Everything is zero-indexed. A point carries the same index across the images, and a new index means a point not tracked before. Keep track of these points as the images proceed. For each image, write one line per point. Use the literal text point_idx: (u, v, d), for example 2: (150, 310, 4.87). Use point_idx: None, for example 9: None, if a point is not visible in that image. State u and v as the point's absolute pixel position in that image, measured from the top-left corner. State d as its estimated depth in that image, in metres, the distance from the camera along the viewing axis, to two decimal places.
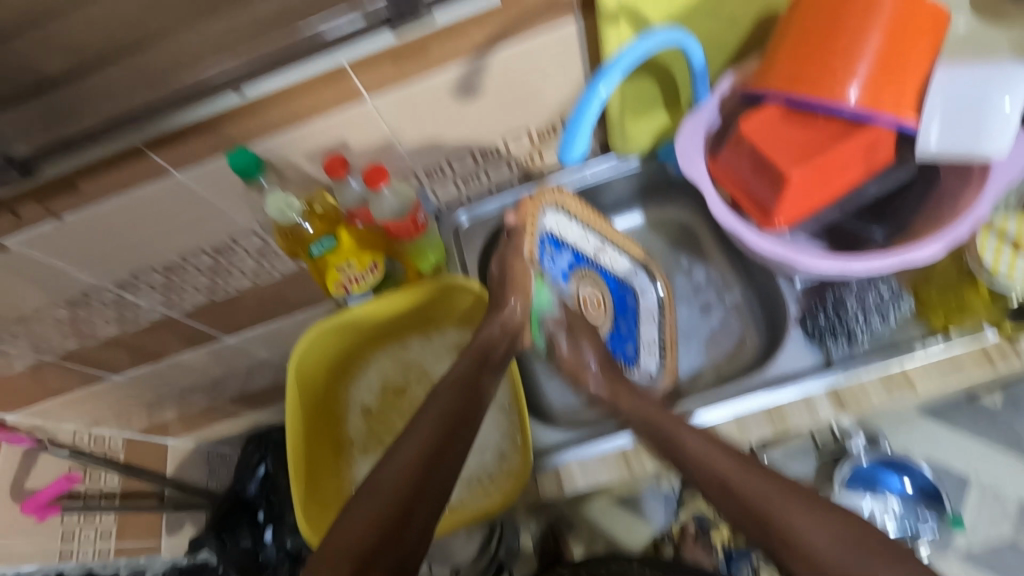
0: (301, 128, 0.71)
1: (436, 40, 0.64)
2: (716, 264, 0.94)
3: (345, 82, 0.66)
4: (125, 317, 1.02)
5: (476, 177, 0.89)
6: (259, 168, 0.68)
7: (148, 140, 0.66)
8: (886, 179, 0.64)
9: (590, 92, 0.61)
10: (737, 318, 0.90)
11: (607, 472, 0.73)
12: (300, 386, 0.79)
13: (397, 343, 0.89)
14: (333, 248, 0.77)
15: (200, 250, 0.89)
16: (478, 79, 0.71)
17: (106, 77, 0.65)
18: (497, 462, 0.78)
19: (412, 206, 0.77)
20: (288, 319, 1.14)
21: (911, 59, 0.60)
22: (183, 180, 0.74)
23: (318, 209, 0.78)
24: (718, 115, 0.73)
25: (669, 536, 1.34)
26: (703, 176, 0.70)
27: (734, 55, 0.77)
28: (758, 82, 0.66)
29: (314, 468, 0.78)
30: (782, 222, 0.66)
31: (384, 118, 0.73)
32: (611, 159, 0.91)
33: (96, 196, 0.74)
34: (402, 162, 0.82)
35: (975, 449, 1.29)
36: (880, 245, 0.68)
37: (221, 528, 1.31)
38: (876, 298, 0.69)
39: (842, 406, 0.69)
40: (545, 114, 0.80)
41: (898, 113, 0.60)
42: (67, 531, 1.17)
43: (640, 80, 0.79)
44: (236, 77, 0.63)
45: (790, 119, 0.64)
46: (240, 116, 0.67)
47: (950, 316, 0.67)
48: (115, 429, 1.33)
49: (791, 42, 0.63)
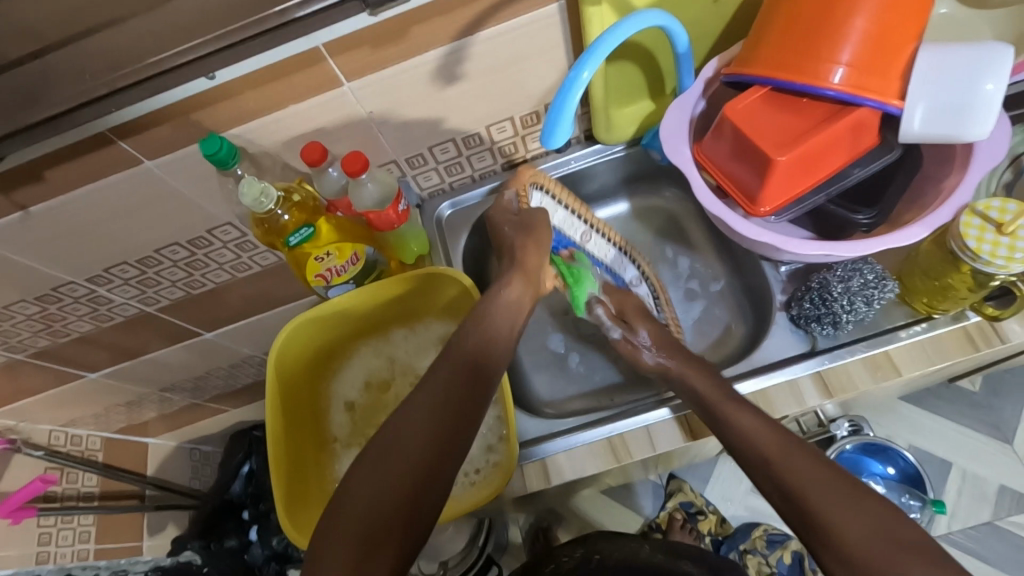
0: (278, 113, 0.69)
1: (416, 22, 0.63)
2: (700, 252, 0.94)
3: (323, 66, 0.64)
4: (99, 313, 0.98)
5: (460, 166, 0.88)
6: (234, 156, 0.66)
7: (116, 126, 0.64)
8: (871, 162, 0.63)
9: (573, 75, 0.59)
10: (723, 307, 0.90)
11: (595, 462, 0.73)
12: (280, 383, 0.77)
13: (380, 337, 0.87)
14: (311, 237, 0.74)
15: (176, 241, 0.86)
16: (460, 64, 0.70)
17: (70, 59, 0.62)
18: (484, 455, 0.76)
19: (394, 195, 0.75)
20: (269, 313, 1.12)
21: (895, 41, 0.59)
22: (155, 169, 0.72)
23: (295, 198, 0.74)
24: (703, 101, 0.72)
25: (657, 525, 1.34)
26: (688, 162, 0.69)
27: (717, 40, 0.77)
28: (743, 66, 0.65)
29: (298, 467, 0.77)
30: (768, 207, 0.66)
31: (363, 104, 0.71)
32: (595, 147, 0.90)
33: (65, 184, 0.71)
34: (384, 150, 0.80)
35: (955, 433, 1.31)
36: (866, 231, 0.68)
37: (204, 529, 1.30)
38: (859, 283, 0.67)
39: (828, 392, 0.69)
40: (528, 100, 0.79)
41: (883, 96, 0.60)
42: (44, 533, 1.14)
43: (623, 66, 0.78)
44: (208, 59, 0.60)
45: (775, 102, 0.63)
46: (213, 101, 0.65)
47: (933, 299, 0.67)
48: (92, 428, 1.31)
49: (774, 25, 0.63)
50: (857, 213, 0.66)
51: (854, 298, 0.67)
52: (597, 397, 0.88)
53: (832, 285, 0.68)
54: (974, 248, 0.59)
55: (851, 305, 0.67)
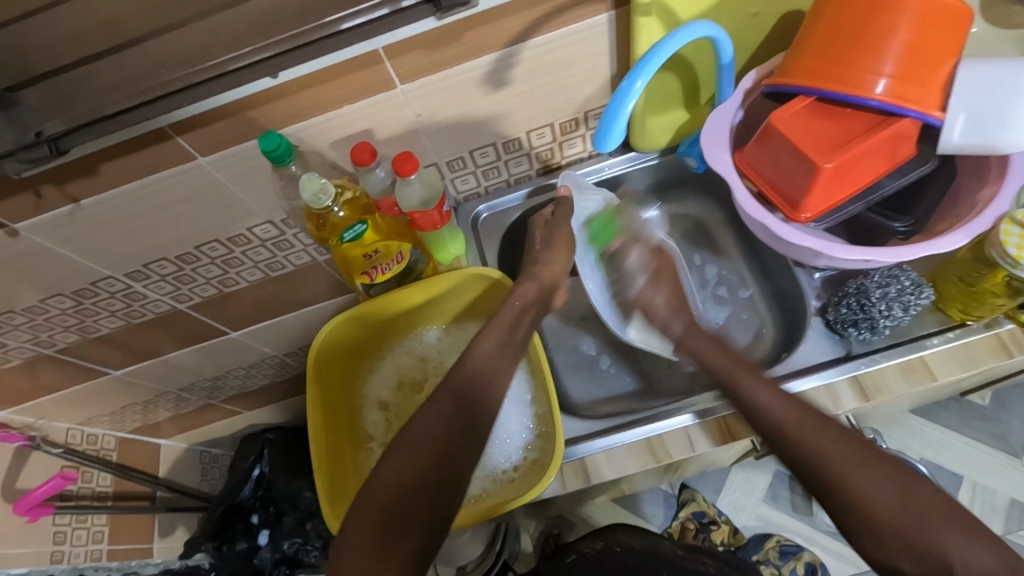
0: (331, 113, 0.71)
1: (473, 27, 0.65)
2: (728, 261, 0.96)
3: (379, 68, 0.66)
4: (132, 309, 0.99)
5: (497, 170, 0.90)
6: (290, 154, 0.67)
7: (178, 122, 0.66)
8: (907, 173, 0.66)
9: (627, 84, 0.62)
10: (754, 311, 0.91)
11: (634, 461, 0.74)
12: (318, 379, 0.77)
13: (414, 336, 0.88)
14: (363, 234, 0.76)
15: (215, 239, 0.88)
16: (509, 69, 0.72)
17: (135, 56, 0.64)
18: (521, 451, 0.76)
19: (438, 197, 0.77)
20: (295, 313, 1.13)
21: (936, 55, 0.62)
22: (206, 165, 0.73)
23: (347, 195, 0.76)
24: (741, 111, 0.75)
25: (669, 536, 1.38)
26: (729, 168, 0.72)
27: (754, 54, 0.79)
28: (785, 76, 0.67)
29: (336, 463, 0.76)
30: (809, 213, 0.68)
31: (412, 106, 0.73)
32: (629, 155, 0.92)
33: (118, 178, 0.72)
34: (427, 153, 0.82)
35: (966, 446, 1.33)
36: (902, 238, 0.69)
37: (216, 531, 1.27)
38: (897, 290, 0.69)
39: (864, 395, 0.71)
40: (569, 107, 0.81)
41: (924, 107, 0.62)
42: (59, 533, 1.14)
43: (663, 75, 0.80)
44: (273, 59, 0.62)
45: (819, 111, 0.65)
46: (270, 100, 0.67)
47: (968, 306, 0.69)
48: (106, 428, 1.31)
49: (816, 38, 0.65)
50: (894, 221, 0.69)
51: (891, 303, 0.69)
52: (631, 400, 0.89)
53: (870, 291, 0.70)
54: (1014, 255, 0.61)
55: (888, 310, 0.69)
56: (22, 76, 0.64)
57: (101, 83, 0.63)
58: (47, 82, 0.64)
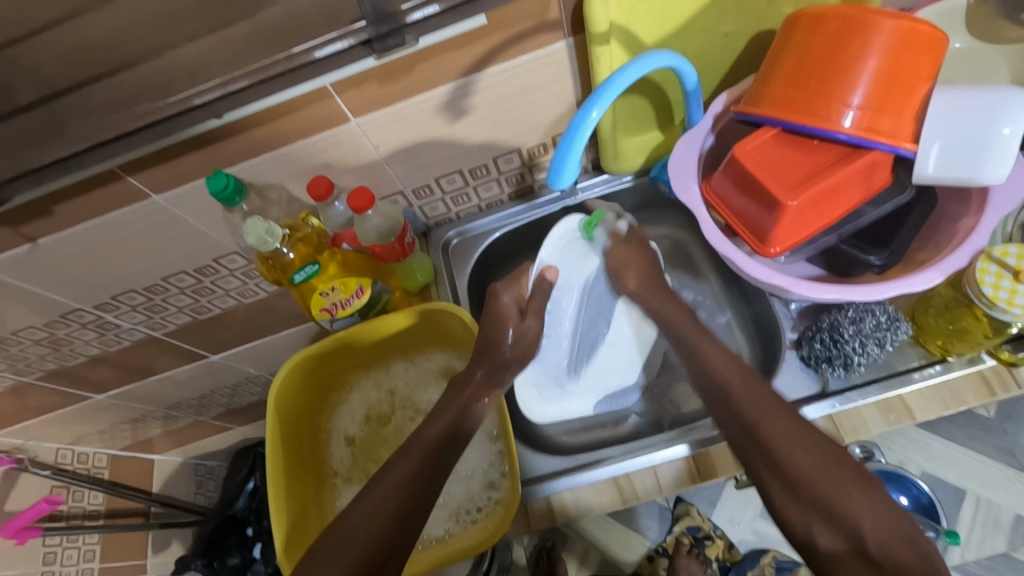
0: (285, 147, 0.68)
1: (425, 60, 0.62)
2: (707, 282, 0.93)
3: (330, 102, 0.64)
4: (107, 337, 0.98)
5: (466, 196, 0.87)
6: (239, 193, 0.66)
7: (125, 163, 0.64)
8: (883, 203, 0.62)
9: (583, 114, 0.58)
10: (731, 337, 0.88)
11: (600, 501, 0.72)
12: (280, 420, 0.76)
13: (380, 369, 0.87)
14: (317, 273, 0.75)
15: (182, 270, 0.86)
16: (467, 99, 0.69)
17: (73, 98, 0.61)
18: (485, 493, 0.76)
19: (400, 228, 0.76)
20: (275, 336, 1.11)
21: (908, 83, 0.58)
22: (161, 203, 0.72)
23: (301, 234, 0.75)
24: (712, 136, 0.71)
25: (665, 550, 1.33)
26: (697, 200, 0.69)
27: (727, 75, 0.76)
28: (753, 105, 0.64)
29: (297, 504, 0.76)
30: (778, 247, 0.64)
31: (369, 138, 0.71)
32: (603, 177, 0.89)
33: (72, 219, 0.71)
34: (390, 182, 0.80)
35: (969, 459, 1.28)
36: (878, 272, 0.66)
37: (206, 548, 1.22)
38: (872, 325, 0.66)
39: (840, 435, 0.67)
40: (535, 133, 0.78)
41: (896, 139, 0.59)
42: (48, 553, 1.11)
43: (632, 99, 0.77)
44: (217, 101, 0.60)
45: (785, 143, 0.62)
46: (219, 139, 0.65)
47: (948, 342, 0.65)
48: (98, 446, 1.28)
49: (783, 65, 0.62)
50: (869, 254, 0.65)
51: (865, 340, 0.66)
52: (608, 428, 0.86)
53: (843, 327, 0.67)
54: (990, 295, 0.58)
55: (862, 347, 0.66)
56: None
57: (43, 127, 0.62)
58: None
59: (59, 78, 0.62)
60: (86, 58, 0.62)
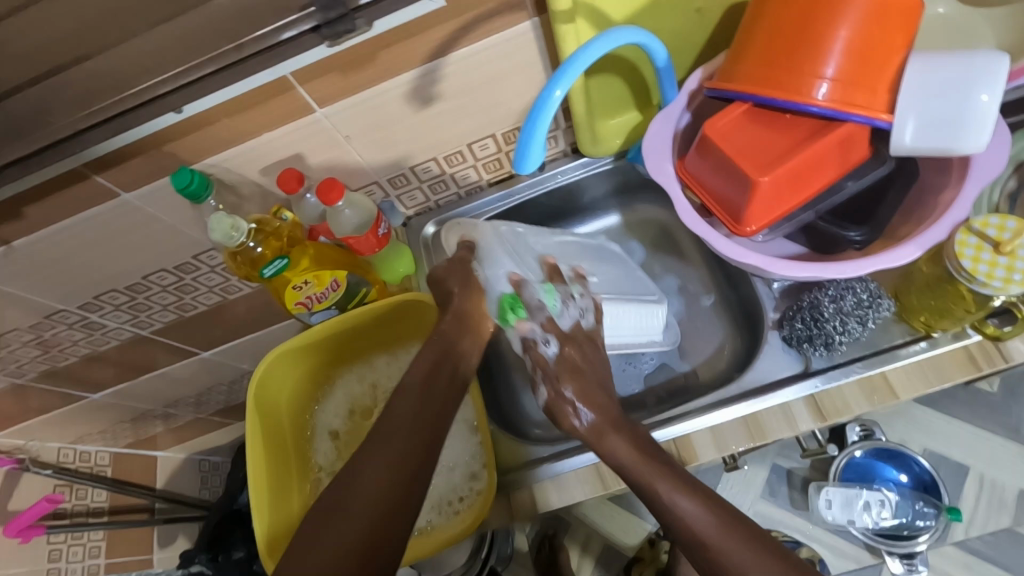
0: (252, 141, 0.68)
1: (386, 46, 0.61)
2: (693, 264, 0.91)
3: (292, 94, 0.63)
4: (95, 337, 0.99)
5: (444, 184, 0.86)
6: (206, 187, 0.65)
7: (89, 162, 0.64)
8: (863, 176, 0.61)
9: (545, 95, 0.57)
10: (716, 319, 0.87)
11: (582, 489, 0.71)
12: (260, 415, 0.76)
13: (363, 361, 0.87)
14: (286, 267, 0.73)
15: (163, 268, 0.86)
16: (434, 85, 0.67)
17: (33, 98, 0.61)
18: (467, 483, 0.76)
19: (373, 219, 0.75)
20: (264, 331, 1.11)
21: (882, 52, 0.56)
22: (132, 201, 0.71)
23: (269, 228, 0.73)
24: (687, 115, 0.70)
25: (665, 534, 1.31)
26: (671, 180, 0.67)
27: (703, 50, 0.74)
28: (724, 80, 0.62)
29: (279, 499, 0.75)
30: (754, 226, 0.63)
31: (338, 129, 0.70)
32: (583, 160, 0.87)
33: (44, 220, 0.71)
34: (364, 173, 0.79)
35: (972, 437, 1.26)
36: (859, 248, 0.65)
37: (212, 540, 1.22)
38: (852, 303, 0.65)
39: (822, 415, 0.66)
40: (508, 118, 0.76)
41: (871, 110, 0.57)
42: (54, 550, 1.13)
43: (606, 79, 0.75)
44: (174, 94, 0.59)
45: (758, 118, 0.60)
46: (183, 134, 0.64)
47: (932, 318, 0.64)
48: (100, 444, 1.29)
49: (753, 39, 0.60)
50: (848, 230, 0.64)
51: (846, 319, 0.64)
52: None
53: (823, 305, 0.66)
54: (970, 269, 0.56)
55: (844, 326, 0.64)
56: None
57: (6, 128, 0.61)
58: None
59: (17, 77, 0.62)
60: (42, 57, 0.61)
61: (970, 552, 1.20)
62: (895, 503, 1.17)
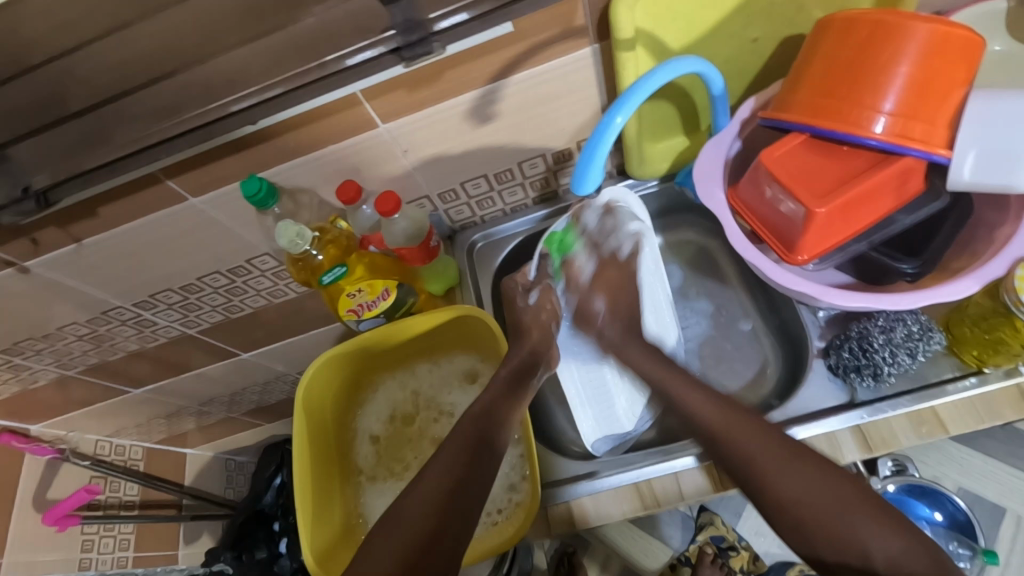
0: (316, 153, 0.71)
1: (452, 67, 0.64)
2: (736, 289, 0.92)
3: (360, 109, 0.66)
4: (145, 334, 1.02)
5: (491, 201, 0.88)
6: (272, 196, 0.68)
7: (165, 167, 0.67)
8: (917, 210, 0.61)
9: (607, 120, 0.59)
10: (758, 343, 0.88)
11: (621, 507, 0.72)
12: (308, 418, 0.79)
13: (406, 370, 0.89)
14: (344, 275, 0.78)
15: (216, 270, 0.89)
16: (493, 105, 0.70)
17: (120, 108, 0.65)
18: (506, 494, 0.78)
19: (425, 232, 0.78)
20: (304, 335, 1.13)
21: (943, 89, 0.57)
22: (199, 205, 0.74)
23: (329, 236, 0.77)
24: (738, 142, 0.71)
25: (687, 559, 1.28)
26: (722, 207, 0.68)
27: (755, 79, 0.76)
28: (780, 110, 0.63)
29: (322, 499, 0.78)
30: (806, 255, 0.63)
31: (398, 143, 0.72)
32: (628, 182, 0.89)
33: (116, 220, 0.74)
34: (417, 187, 0.81)
35: (1011, 478, 1.23)
36: (911, 280, 0.64)
37: (236, 540, 1.20)
38: (903, 335, 0.65)
39: (867, 446, 0.66)
40: (560, 138, 0.78)
41: (929, 145, 0.58)
42: (87, 540, 1.15)
43: (659, 104, 0.77)
44: (251, 108, 0.63)
45: (816, 149, 0.61)
46: (254, 145, 0.67)
47: (984, 352, 0.64)
48: (134, 438, 1.32)
49: (812, 71, 0.61)
50: (901, 262, 0.64)
51: (896, 350, 0.64)
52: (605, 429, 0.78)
53: (872, 336, 0.66)
54: None
55: (893, 357, 0.64)
56: (23, 130, 0.67)
57: (93, 135, 0.65)
58: (47, 133, 0.67)
59: (109, 86, 0.66)
60: (133, 69, 0.65)
61: None
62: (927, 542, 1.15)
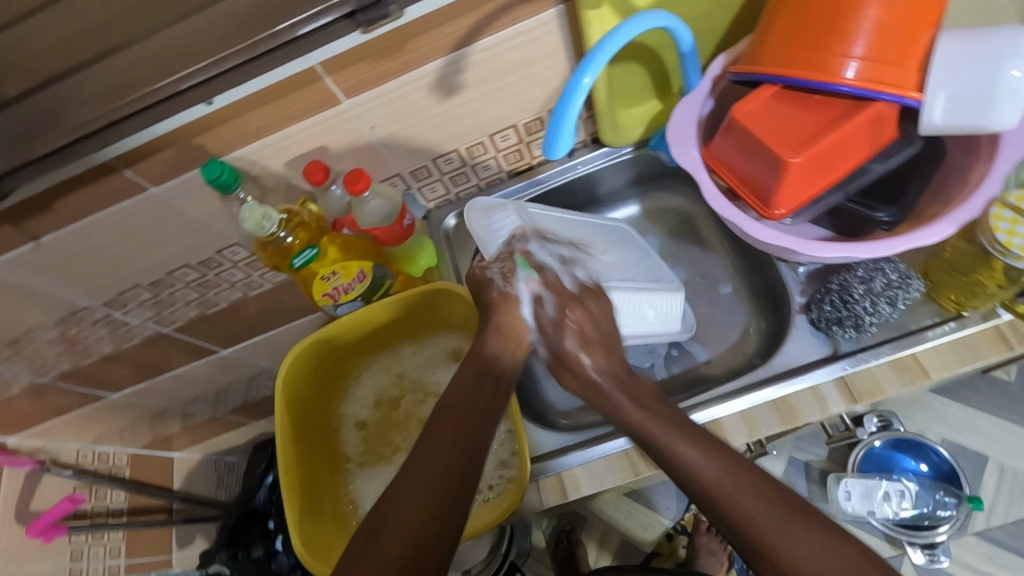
0: (279, 134, 0.68)
1: (414, 35, 0.61)
2: (716, 250, 0.92)
3: (321, 84, 0.63)
4: (118, 333, 0.99)
5: (465, 175, 0.86)
6: (235, 179, 0.66)
7: (119, 153, 0.64)
8: (889, 157, 0.61)
9: (574, 81, 0.57)
10: (738, 305, 0.88)
11: (613, 476, 0.71)
12: (288, 406, 0.77)
13: (390, 353, 0.88)
14: (316, 257, 0.75)
15: (186, 263, 0.86)
16: (460, 73, 0.68)
17: (67, 92, 0.62)
18: (498, 471, 0.78)
19: (399, 210, 0.76)
20: (285, 327, 1.11)
21: (912, 31, 0.56)
22: (160, 193, 0.72)
23: (299, 218, 0.75)
24: (711, 100, 0.70)
25: (683, 527, 1.31)
26: (698, 165, 0.67)
27: (722, 37, 0.75)
28: (752, 63, 0.62)
29: (308, 489, 0.76)
30: (784, 209, 0.63)
31: (364, 119, 0.70)
32: (603, 150, 0.88)
33: (73, 214, 0.71)
34: (387, 164, 0.79)
35: (993, 427, 1.25)
36: (887, 229, 0.65)
37: (230, 539, 1.16)
38: (882, 284, 0.66)
39: (853, 397, 0.66)
40: (531, 107, 0.77)
41: (901, 89, 0.57)
42: (76, 550, 0.99)
43: (630, 68, 0.76)
44: (207, 84, 0.60)
45: (789, 100, 0.61)
46: (213, 126, 0.65)
47: (961, 296, 0.64)
48: (118, 445, 1.09)
49: (782, 21, 0.60)
50: (877, 211, 0.64)
51: (876, 300, 0.65)
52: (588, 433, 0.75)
53: (853, 287, 0.66)
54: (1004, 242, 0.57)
55: (874, 307, 0.65)
56: None
57: (42, 122, 0.62)
58: None
59: (54, 69, 0.63)
60: (80, 50, 0.62)
61: (993, 543, 1.18)
62: (914, 493, 1.17)
